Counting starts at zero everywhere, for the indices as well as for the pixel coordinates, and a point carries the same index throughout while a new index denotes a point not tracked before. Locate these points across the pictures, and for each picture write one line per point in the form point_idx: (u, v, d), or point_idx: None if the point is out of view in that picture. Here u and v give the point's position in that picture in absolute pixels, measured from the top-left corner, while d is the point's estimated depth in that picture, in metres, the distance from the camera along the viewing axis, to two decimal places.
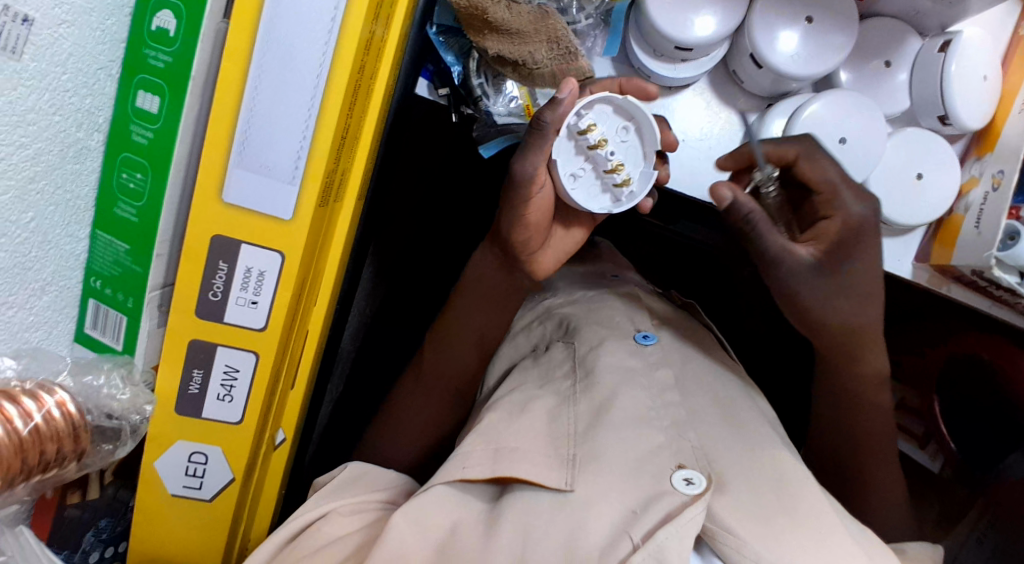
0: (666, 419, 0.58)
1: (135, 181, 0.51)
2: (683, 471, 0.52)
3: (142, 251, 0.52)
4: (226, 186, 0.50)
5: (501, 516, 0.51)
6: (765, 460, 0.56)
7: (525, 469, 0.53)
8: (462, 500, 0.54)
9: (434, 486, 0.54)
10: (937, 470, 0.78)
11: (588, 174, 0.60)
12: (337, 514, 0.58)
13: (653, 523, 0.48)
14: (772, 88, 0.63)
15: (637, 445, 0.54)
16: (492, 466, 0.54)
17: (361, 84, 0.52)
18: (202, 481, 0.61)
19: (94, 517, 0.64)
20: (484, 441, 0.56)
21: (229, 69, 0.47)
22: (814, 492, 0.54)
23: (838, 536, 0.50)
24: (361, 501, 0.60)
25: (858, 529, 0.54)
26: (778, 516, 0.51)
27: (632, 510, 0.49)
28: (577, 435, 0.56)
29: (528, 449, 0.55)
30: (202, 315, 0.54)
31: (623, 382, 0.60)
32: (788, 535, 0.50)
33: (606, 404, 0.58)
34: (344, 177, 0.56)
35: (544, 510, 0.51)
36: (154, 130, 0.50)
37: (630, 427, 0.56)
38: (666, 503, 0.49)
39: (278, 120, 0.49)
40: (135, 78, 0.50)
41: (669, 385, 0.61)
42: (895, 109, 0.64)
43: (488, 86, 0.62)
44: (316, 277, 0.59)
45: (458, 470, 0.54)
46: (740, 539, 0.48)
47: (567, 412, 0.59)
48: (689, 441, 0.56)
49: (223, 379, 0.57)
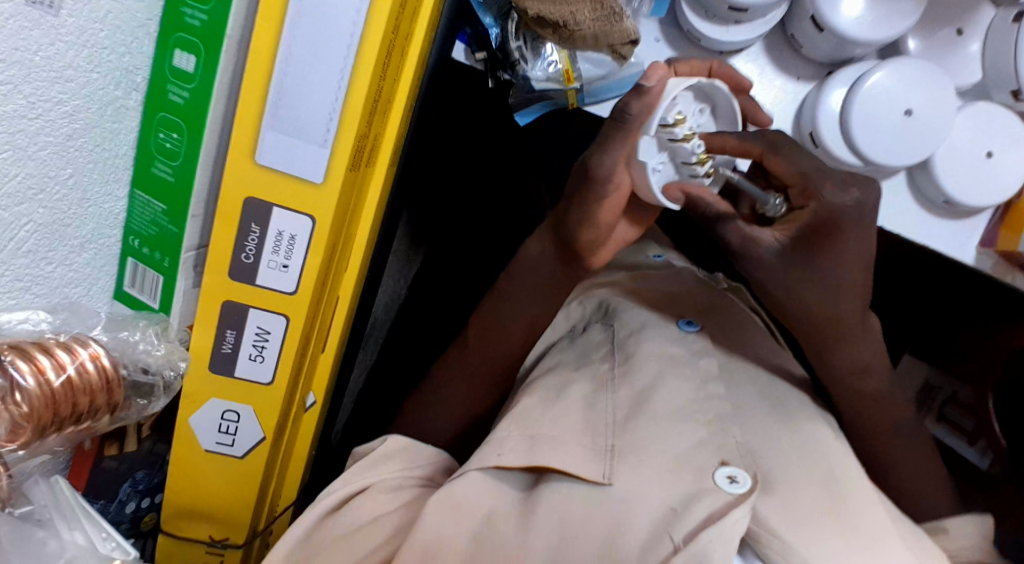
0: (709, 413, 0.56)
1: (171, 141, 0.51)
2: (726, 469, 0.50)
3: (177, 212, 0.53)
4: (259, 147, 0.49)
5: (536, 504, 0.51)
6: (811, 456, 0.54)
7: (562, 459, 0.52)
8: (498, 487, 0.53)
9: (468, 472, 0.53)
10: (985, 469, 0.74)
11: (668, 167, 0.55)
12: (376, 492, 0.58)
13: (697, 523, 0.47)
14: (834, 53, 0.59)
15: (682, 439, 0.53)
16: (528, 455, 0.53)
17: (395, 45, 0.51)
18: (235, 438, 0.63)
19: (131, 468, 0.67)
20: (520, 427, 0.55)
21: (263, 29, 0.46)
22: (863, 493, 0.52)
23: (888, 545, 0.48)
24: (399, 478, 0.60)
25: (910, 534, 0.52)
26: (820, 514, 0.49)
27: (672, 507, 0.48)
28: (616, 424, 0.55)
29: (566, 437, 0.54)
30: (235, 277, 0.55)
31: (667, 370, 0.60)
32: (836, 540, 0.48)
33: (646, 394, 0.57)
34: (376, 139, 0.55)
35: (581, 502, 0.50)
36: (190, 89, 0.49)
37: (671, 419, 0.55)
38: (710, 503, 0.48)
39: (310, 82, 0.48)
40: (172, 36, 0.49)
41: (714, 376, 0.60)
42: (967, 80, 0.60)
43: (527, 49, 0.60)
44: (347, 240, 0.59)
45: (494, 457, 0.54)
46: (785, 544, 0.47)
47: (604, 400, 0.58)
48: (733, 437, 0.54)
49: (255, 340, 0.57)
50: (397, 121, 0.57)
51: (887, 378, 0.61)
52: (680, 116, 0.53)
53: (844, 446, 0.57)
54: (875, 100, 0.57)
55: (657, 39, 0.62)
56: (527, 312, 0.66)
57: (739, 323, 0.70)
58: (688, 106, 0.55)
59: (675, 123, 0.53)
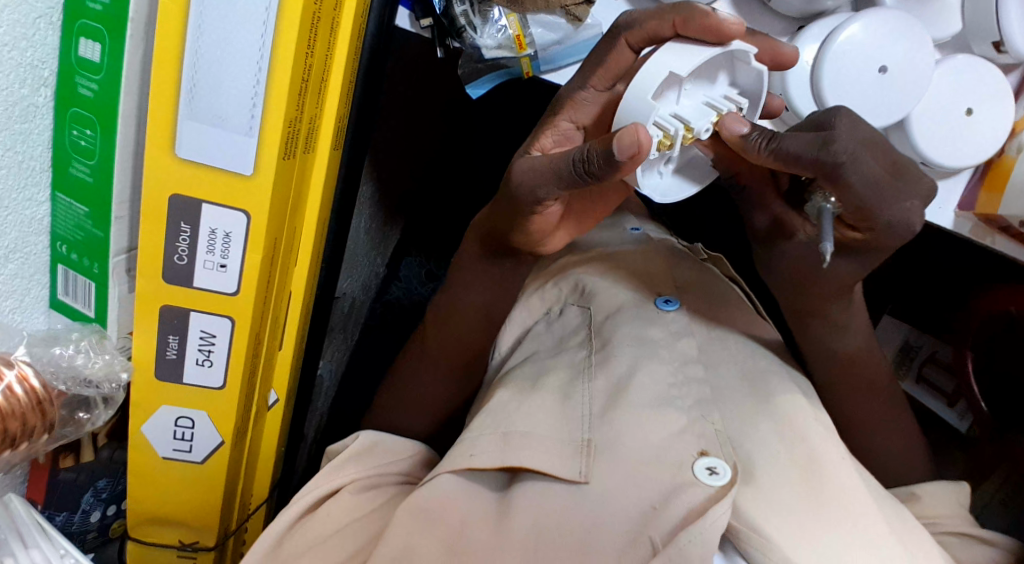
0: (689, 397, 0.53)
1: (85, 138, 0.47)
2: (705, 459, 0.48)
3: (101, 213, 0.49)
4: (178, 139, 0.46)
5: (511, 507, 0.48)
6: (795, 439, 0.51)
7: (537, 458, 0.49)
8: (472, 490, 0.50)
9: (438, 476, 0.50)
10: (966, 429, 0.73)
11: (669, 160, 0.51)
12: (348, 493, 0.54)
13: (676, 522, 0.44)
14: (805, 7, 0.54)
15: (660, 429, 0.50)
16: (501, 455, 0.50)
17: (321, 19, 0.47)
18: (192, 444, 0.59)
19: (93, 479, 0.62)
20: (493, 426, 0.52)
21: (170, 6, 0.42)
22: (848, 475, 0.49)
23: (875, 533, 0.46)
24: (374, 476, 0.57)
25: (893, 512, 0.50)
26: (802, 503, 0.47)
27: (652, 506, 0.46)
28: (593, 417, 0.52)
29: (543, 434, 0.51)
30: (170, 280, 0.51)
31: (644, 354, 0.56)
32: (817, 529, 0.46)
33: (623, 384, 0.53)
34: (312, 124, 0.51)
35: (556, 502, 0.47)
36: (98, 81, 0.45)
37: (650, 408, 0.51)
38: (690, 498, 0.45)
39: (227, 66, 0.44)
40: (75, 23, 0.45)
41: (693, 356, 0.57)
42: (947, 33, 0.56)
43: (474, 13, 0.55)
44: (292, 231, 0.55)
45: (465, 459, 0.50)
46: (767, 541, 0.44)
47: (581, 390, 0.54)
48: (713, 424, 0.51)
49: (200, 344, 0.54)
50: (336, 101, 0.53)
51: (860, 345, 0.60)
52: (665, 139, 0.47)
53: (824, 421, 0.54)
54: (851, 57, 0.53)
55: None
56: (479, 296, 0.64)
57: (721, 293, 0.65)
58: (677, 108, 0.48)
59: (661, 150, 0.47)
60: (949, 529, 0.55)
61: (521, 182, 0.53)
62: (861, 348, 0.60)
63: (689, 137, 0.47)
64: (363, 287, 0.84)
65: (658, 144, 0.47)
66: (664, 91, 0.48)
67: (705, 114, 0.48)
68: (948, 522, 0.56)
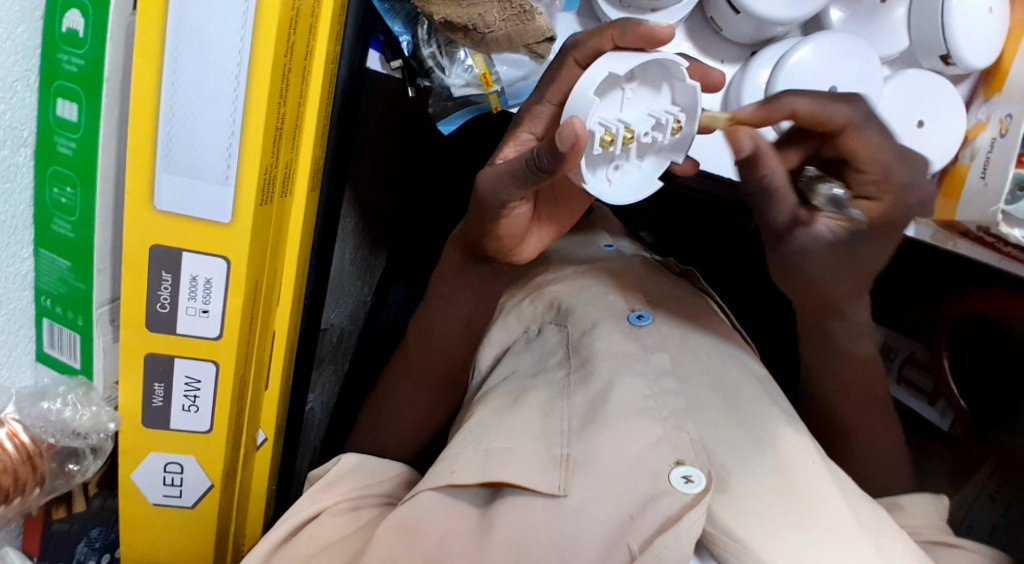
0: (664, 409, 0.54)
1: (66, 196, 0.48)
2: (681, 468, 0.49)
3: (84, 268, 0.50)
4: (156, 191, 0.47)
5: (493, 521, 0.49)
6: (768, 446, 0.52)
7: (517, 472, 0.50)
8: (453, 505, 0.51)
9: (420, 493, 0.52)
10: (948, 429, 0.67)
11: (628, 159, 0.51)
12: (326, 515, 0.55)
13: (653, 530, 0.46)
14: (756, 35, 0.57)
15: (637, 439, 0.51)
16: (482, 470, 0.51)
17: (292, 68, 0.48)
18: (182, 489, 0.59)
19: (84, 527, 0.62)
20: (472, 442, 0.53)
21: (143, 66, 0.44)
22: (820, 477, 0.51)
23: (846, 534, 0.47)
24: (357, 498, 0.58)
25: (866, 511, 0.51)
26: (776, 506, 0.48)
27: (630, 515, 0.47)
28: (572, 432, 0.53)
29: (522, 450, 0.52)
30: (153, 327, 0.52)
31: (623, 368, 0.57)
32: (788, 529, 0.46)
33: (601, 397, 0.54)
34: (288, 168, 0.53)
35: (536, 517, 0.48)
36: (76, 139, 0.46)
37: (628, 418, 0.53)
38: (665, 507, 0.47)
39: (202, 120, 0.45)
40: (52, 85, 0.46)
41: (668, 370, 0.58)
42: (895, 48, 0.58)
43: (441, 55, 0.56)
44: (273, 273, 0.56)
45: (446, 476, 0.52)
46: (741, 545, 0.45)
47: (561, 407, 0.55)
48: (688, 434, 0.52)
49: (186, 390, 0.55)
50: (310, 145, 0.55)
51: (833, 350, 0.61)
52: (605, 136, 0.48)
53: (800, 432, 0.55)
54: (803, 78, 0.55)
55: (576, 32, 0.58)
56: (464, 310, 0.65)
57: (695, 307, 0.66)
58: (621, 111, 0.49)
59: (603, 147, 0.48)
60: (929, 536, 0.56)
61: (484, 187, 0.55)
62: (835, 352, 0.61)
63: (630, 138, 0.48)
64: (351, 317, 0.85)
65: (598, 140, 0.48)
66: (606, 92, 0.49)
67: (649, 120, 0.49)
68: (925, 530, 0.57)
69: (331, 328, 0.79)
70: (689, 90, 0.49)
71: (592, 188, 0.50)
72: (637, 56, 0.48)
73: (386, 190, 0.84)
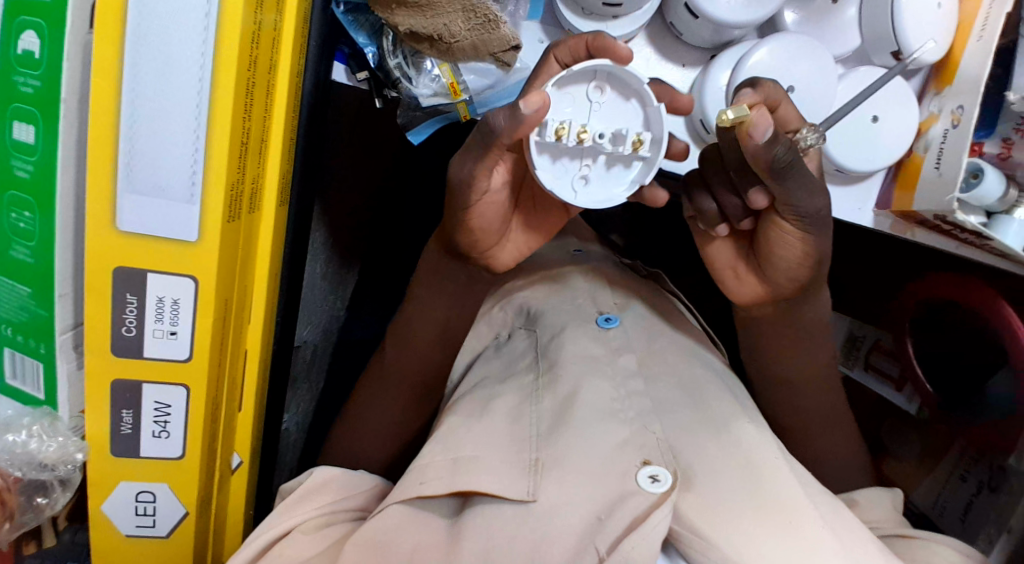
0: (632, 410, 0.55)
1: (25, 221, 0.47)
2: (648, 468, 0.49)
3: (45, 293, 0.48)
4: (119, 211, 0.46)
5: (462, 530, 0.48)
6: (733, 443, 0.52)
7: (486, 479, 0.50)
8: (422, 518, 0.51)
9: (388, 506, 0.51)
10: (914, 412, 0.75)
11: (594, 166, 0.52)
12: (297, 533, 0.54)
13: (620, 531, 0.45)
14: (714, 38, 0.58)
15: (604, 442, 0.51)
16: (450, 479, 0.50)
17: (256, 84, 0.48)
18: (155, 519, 0.57)
19: (54, 562, 0.60)
20: (442, 452, 0.53)
21: (99, 85, 0.43)
22: (784, 469, 0.50)
23: (809, 526, 0.47)
24: (327, 513, 0.56)
25: (829, 502, 0.51)
26: (744, 502, 0.48)
27: (598, 517, 0.47)
28: (540, 438, 0.53)
29: (490, 457, 0.51)
30: (119, 352, 0.51)
31: (587, 372, 0.57)
32: (755, 524, 0.46)
33: (570, 400, 0.54)
34: (255, 184, 0.52)
35: (505, 523, 0.48)
36: (34, 162, 0.46)
37: (597, 421, 0.53)
38: (634, 507, 0.46)
39: (164, 139, 0.45)
40: (9, 108, 0.45)
41: (634, 372, 0.58)
42: (847, 48, 0.60)
43: (407, 65, 0.56)
44: (243, 291, 0.55)
45: (415, 487, 0.51)
46: (706, 542, 0.45)
47: (530, 412, 0.55)
48: (654, 433, 0.53)
49: (156, 416, 0.53)
50: (277, 160, 0.54)
51: (798, 344, 0.62)
52: (559, 127, 0.49)
53: (762, 428, 0.56)
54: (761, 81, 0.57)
55: (542, 40, 0.59)
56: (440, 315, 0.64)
57: (663, 311, 0.67)
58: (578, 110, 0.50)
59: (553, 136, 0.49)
60: (891, 531, 0.57)
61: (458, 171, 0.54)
62: (801, 346, 0.62)
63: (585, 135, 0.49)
64: (325, 334, 0.84)
65: (552, 129, 0.49)
66: (567, 89, 0.50)
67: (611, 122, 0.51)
68: (886, 525, 0.58)
69: (306, 344, 0.78)
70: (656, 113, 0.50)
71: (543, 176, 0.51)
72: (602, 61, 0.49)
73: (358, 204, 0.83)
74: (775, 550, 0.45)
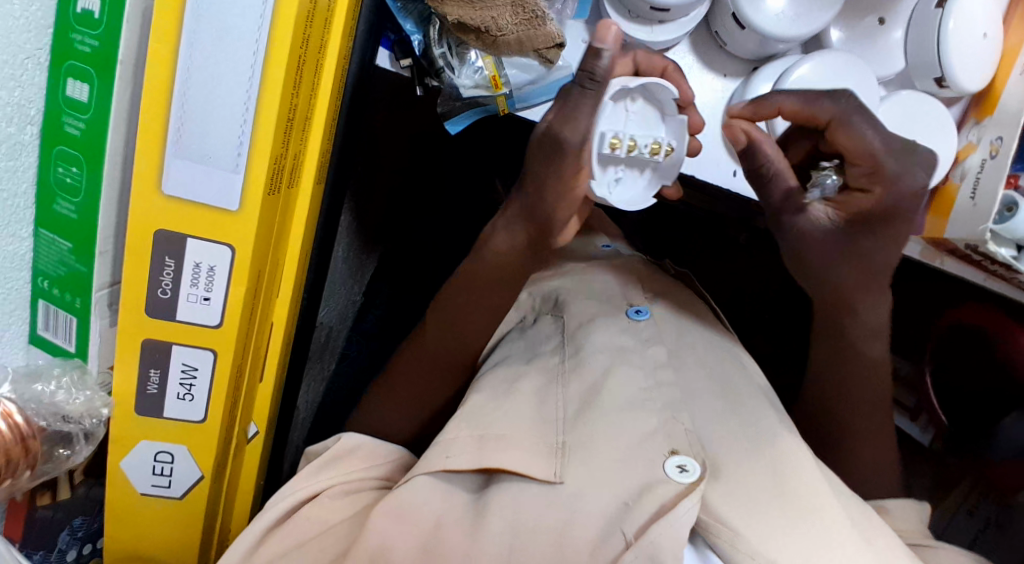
0: (659, 400, 0.55)
1: (71, 176, 0.48)
2: (676, 458, 0.50)
3: (86, 248, 0.49)
4: (164, 177, 0.47)
5: (488, 505, 0.50)
6: (762, 442, 0.53)
7: (513, 458, 0.51)
8: (447, 490, 0.52)
9: (415, 477, 0.52)
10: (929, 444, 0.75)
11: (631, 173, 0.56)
12: (326, 497, 0.55)
13: (647, 517, 0.47)
14: (758, 50, 0.58)
15: (631, 430, 0.52)
16: (477, 455, 0.52)
17: (306, 62, 0.49)
18: (171, 480, 0.58)
19: (68, 516, 0.61)
20: (468, 427, 0.53)
21: (158, 51, 0.44)
22: (812, 476, 0.51)
23: (833, 526, 0.48)
24: (352, 482, 0.57)
25: (852, 504, 0.52)
26: (768, 496, 0.49)
27: (624, 502, 0.48)
28: (567, 420, 0.54)
29: (517, 435, 0.53)
30: (152, 314, 0.52)
31: (616, 361, 0.58)
32: (780, 525, 0.47)
33: (597, 387, 0.55)
34: (296, 159, 0.53)
35: (532, 506, 0.49)
36: (85, 121, 0.46)
37: (623, 410, 0.54)
38: (660, 494, 0.48)
39: (214, 109, 0.46)
40: (64, 66, 0.46)
41: (664, 362, 0.59)
42: (891, 70, 0.60)
43: (451, 55, 0.57)
44: (275, 262, 0.56)
45: (441, 460, 0.52)
46: (735, 533, 0.46)
47: (556, 394, 0.56)
48: (683, 423, 0.53)
49: (182, 379, 0.54)
50: (320, 137, 0.55)
51: None
52: (614, 140, 0.52)
53: (789, 429, 0.56)
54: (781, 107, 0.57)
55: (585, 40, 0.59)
56: (490, 303, 0.60)
57: (690, 306, 0.68)
58: (618, 121, 0.53)
59: (651, 156, 0.54)
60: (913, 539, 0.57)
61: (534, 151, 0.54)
62: None
63: (654, 148, 0.54)
64: (341, 315, 0.84)
65: (608, 142, 0.52)
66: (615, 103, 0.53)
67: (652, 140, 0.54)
68: (913, 534, 0.58)
69: (323, 325, 0.79)
70: (679, 123, 0.54)
71: (598, 186, 0.55)
72: (644, 80, 0.52)
73: (382, 185, 0.83)
74: (800, 551, 0.46)
